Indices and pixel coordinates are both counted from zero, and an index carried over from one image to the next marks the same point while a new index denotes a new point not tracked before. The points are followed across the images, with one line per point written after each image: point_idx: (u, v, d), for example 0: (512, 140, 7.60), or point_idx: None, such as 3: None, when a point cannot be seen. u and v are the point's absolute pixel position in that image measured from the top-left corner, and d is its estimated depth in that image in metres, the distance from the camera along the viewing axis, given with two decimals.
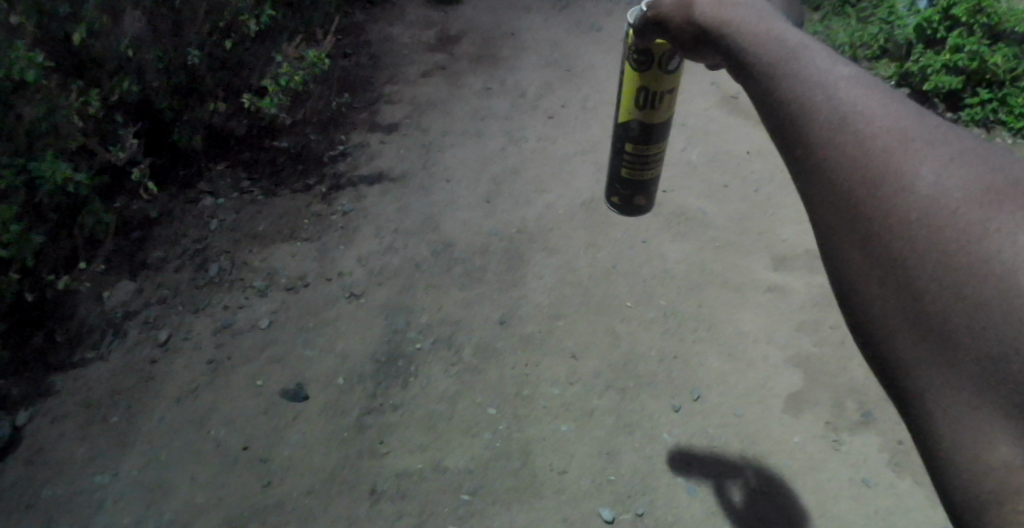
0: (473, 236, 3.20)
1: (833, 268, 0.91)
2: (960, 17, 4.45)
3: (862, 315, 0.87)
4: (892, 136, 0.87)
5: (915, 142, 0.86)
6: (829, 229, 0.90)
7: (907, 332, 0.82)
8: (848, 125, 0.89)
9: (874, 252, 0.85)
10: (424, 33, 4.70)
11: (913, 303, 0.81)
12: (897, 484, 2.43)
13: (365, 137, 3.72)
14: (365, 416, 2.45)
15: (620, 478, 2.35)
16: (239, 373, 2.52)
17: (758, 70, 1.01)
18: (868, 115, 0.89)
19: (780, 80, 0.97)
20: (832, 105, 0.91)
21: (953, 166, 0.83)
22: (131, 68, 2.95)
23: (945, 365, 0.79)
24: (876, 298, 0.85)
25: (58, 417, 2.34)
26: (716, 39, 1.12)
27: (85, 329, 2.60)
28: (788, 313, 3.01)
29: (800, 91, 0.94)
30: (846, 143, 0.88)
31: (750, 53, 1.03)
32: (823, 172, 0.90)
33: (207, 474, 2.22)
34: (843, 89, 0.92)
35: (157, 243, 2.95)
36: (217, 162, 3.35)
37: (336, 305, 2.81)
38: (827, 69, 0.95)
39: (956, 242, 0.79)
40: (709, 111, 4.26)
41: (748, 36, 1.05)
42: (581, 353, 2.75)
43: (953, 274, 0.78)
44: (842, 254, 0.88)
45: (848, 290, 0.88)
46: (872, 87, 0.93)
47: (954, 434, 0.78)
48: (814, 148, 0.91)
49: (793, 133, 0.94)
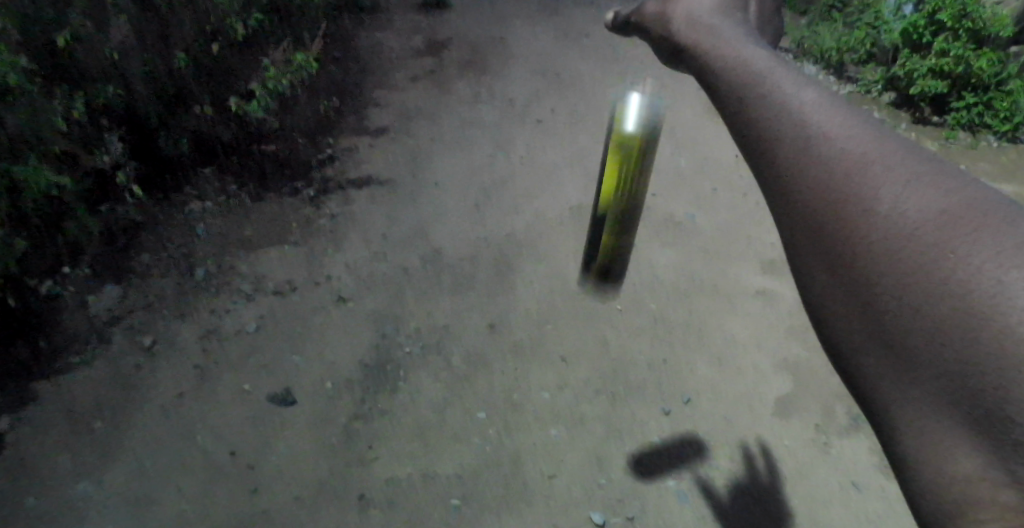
0: (462, 242, 3.20)
1: (803, 298, 0.76)
2: (946, 22, 4.45)
3: (839, 355, 0.72)
4: (855, 151, 0.73)
5: (879, 158, 0.72)
6: (796, 250, 0.76)
7: (883, 371, 0.68)
8: (808, 142, 0.75)
9: (844, 280, 0.70)
10: (413, 39, 4.69)
11: (884, 334, 0.67)
12: (888, 487, 2.44)
13: (353, 141, 3.71)
14: (354, 423, 2.43)
15: (611, 484, 2.35)
16: (226, 380, 2.49)
17: (717, 82, 0.88)
18: (830, 130, 0.75)
19: (733, 96, 0.84)
20: (790, 117, 0.77)
21: (918, 184, 0.69)
22: (115, 74, 2.92)
23: (924, 403, 0.64)
24: (846, 335, 0.70)
25: (40, 427, 2.30)
26: (687, 58, 0.98)
27: (69, 336, 2.56)
28: (776, 319, 3.03)
29: (758, 105, 0.80)
30: (808, 161, 0.74)
31: (709, 64, 0.91)
32: (785, 193, 0.75)
33: (193, 483, 2.19)
34: (802, 102, 0.78)
35: (142, 249, 2.92)
36: (203, 168, 3.34)
37: (324, 312, 2.79)
38: (786, 82, 0.81)
39: (923, 268, 0.65)
40: (697, 119, 4.29)
41: (710, 53, 0.91)
42: (569, 358, 2.74)
43: (921, 301, 0.64)
44: (807, 278, 0.74)
45: (823, 326, 0.73)
46: (836, 100, 0.78)
47: (939, 480, 0.63)
48: (775, 164, 0.77)
49: (754, 149, 0.80)
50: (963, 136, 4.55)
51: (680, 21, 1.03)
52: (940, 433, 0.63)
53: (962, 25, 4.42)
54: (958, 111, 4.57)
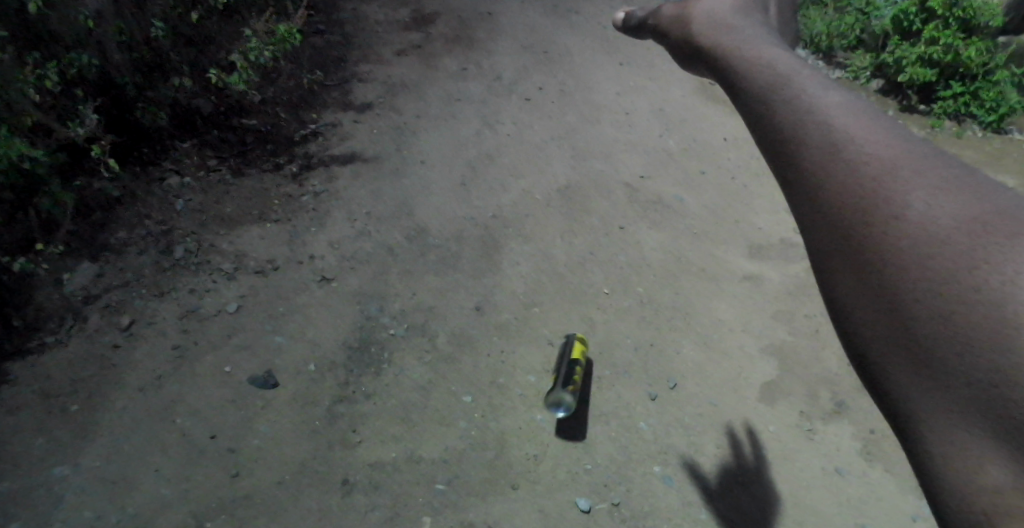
0: (448, 221, 3.14)
1: (822, 288, 0.87)
2: (936, 10, 4.47)
3: (853, 334, 0.82)
4: (881, 156, 0.86)
5: (905, 171, 0.85)
6: (818, 240, 0.87)
7: (895, 355, 0.77)
8: (840, 150, 0.88)
9: (864, 272, 0.81)
10: (398, 12, 4.58)
11: (899, 316, 0.77)
12: (869, 473, 2.50)
13: (336, 116, 3.62)
14: (337, 405, 2.39)
15: (597, 468, 2.34)
16: (206, 360, 2.44)
17: (751, 96, 1.01)
18: (861, 143, 0.88)
19: (774, 107, 0.97)
20: (823, 130, 0.91)
21: (941, 194, 0.82)
22: (91, 41, 2.81)
23: (936, 387, 0.73)
24: (864, 315, 0.80)
25: (14, 408, 2.23)
26: (713, 64, 1.13)
27: (44, 315, 2.48)
28: (761, 304, 3.03)
29: (793, 114, 0.94)
30: (839, 169, 0.87)
31: (744, 80, 1.04)
32: (816, 193, 0.87)
33: (172, 466, 2.15)
34: (834, 115, 0.92)
35: (119, 225, 2.82)
36: (183, 142, 3.21)
37: (307, 291, 2.74)
38: (820, 95, 0.95)
39: (943, 266, 0.75)
40: (686, 99, 4.25)
41: (743, 64, 1.06)
42: (556, 340, 2.73)
43: (936, 293, 0.75)
44: (831, 273, 0.85)
45: (839, 310, 0.83)
46: (863, 115, 0.92)
47: (947, 454, 0.72)
48: (807, 169, 0.89)
49: (791, 164, 0.92)
50: (948, 125, 4.59)
51: (705, 28, 1.18)
52: (951, 419, 0.71)
53: (951, 13, 4.44)
54: (945, 99, 4.60)
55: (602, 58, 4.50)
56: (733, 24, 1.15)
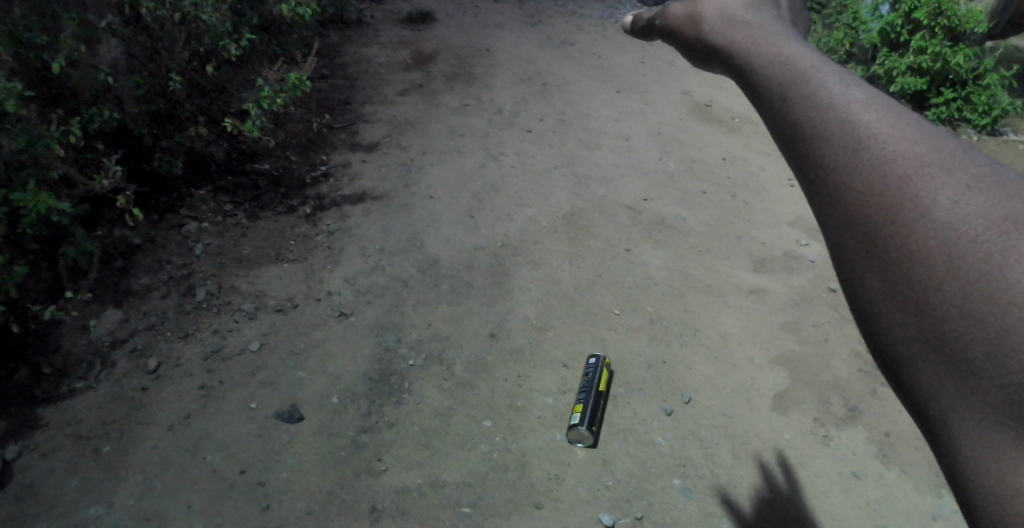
0: (457, 252, 3.23)
1: (854, 307, 0.74)
2: (922, 21, 4.59)
3: (886, 358, 0.70)
4: (909, 157, 0.72)
5: (933, 164, 0.71)
6: (840, 246, 0.74)
7: (937, 380, 0.65)
8: (859, 147, 0.74)
9: (893, 285, 0.68)
10: (399, 53, 4.74)
11: (935, 336, 0.65)
12: (886, 475, 2.54)
13: (346, 157, 3.73)
14: (361, 435, 2.45)
15: (617, 483, 2.38)
16: (232, 397, 2.51)
17: (761, 88, 0.86)
18: (883, 136, 0.74)
19: (785, 97, 0.82)
20: (843, 124, 0.76)
21: (978, 191, 0.68)
22: (108, 96, 2.95)
23: (982, 417, 0.62)
24: (894, 332, 0.68)
25: (48, 451, 2.30)
26: (729, 60, 0.96)
27: (72, 361, 2.55)
28: (769, 315, 3.10)
29: (805, 106, 0.80)
30: (863, 167, 0.73)
31: (756, 72, 0.88)
32: (835, 198, 0.74)
33: (204, 499, 2.20)
34: (854, 107, 0.77)
35: (141, 271, 2.92)
36: (198, 189, 3.35)
37: (326, 325, 2.81)
38: (839, 87, 0.80)
39: (983, 276, 0.63)
40: (682, 121, 4.36)
41: (754, 56, 0.90)
42: (570, 362, 2.79)
43: (981, 309, 0.62)
44: (862, 290, 0.71)
45: (873, 328, 0.71)
46: (890, 106, 0.78)
47: (996, 488, 0.62)
48: (822, 166, 0.76)
49: (804, 164, 0.78)
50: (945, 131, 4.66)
51: (714, 18, 1.03)
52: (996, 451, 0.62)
53: (937, 22, 4.54)
54: (938, 106, 4.75)
55: (599, 86, 4.63)
56: (744, 15, 0.99)
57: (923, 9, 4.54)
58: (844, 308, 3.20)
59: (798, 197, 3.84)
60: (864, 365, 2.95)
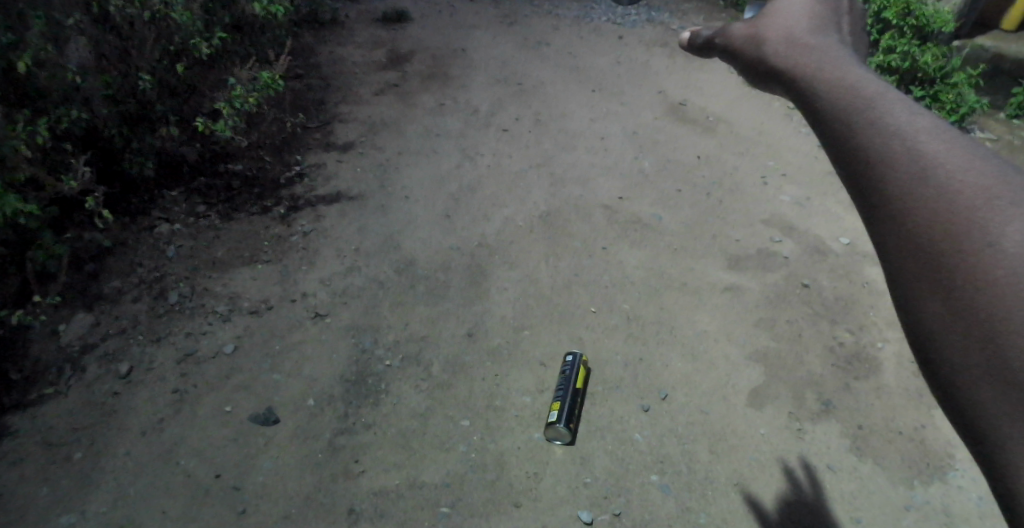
0: (434, 253, 3.21)
1: (904, 314, 0.84)
2: (891, 21, 4.84)
3: (943, 376, 0.79)
4: (975, 190, 0.82)
5: (1002, 197, 0.81)
6: (903, 270, 0.84)
7: (990, 389, 0.74)
8: (926, 175, 0.86)
9: (941, 284, 0.80)
10: (374, 53, 4.72)
11: (997, 356, 0.74)
12: (859, 467, 2.59)
13: (321, 157, 3.70)
14: (338, 438, 2.43)
15: (595, 481, 2.40)
16: (207, 401, 2.48)
17: (828, 114, 0.99)
18: (949, 167, 0.85)
19: (854, 125, 0.94)
20: (911, 152, 0.88)
21: None
22: (77, 96, 2.89)
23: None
24: (954, 353, 0.78)
25: (16, 460, 2.26)
26: (796, 87, 1.10)
27: (41, 367, 2.51)
28: (742, 311, 3.14)
29: (872, 135, 0.92)
30: (926, 195, 0.84)
31: (824, 99, 1.01)
32: (900, 221, 0.85)
33: (179, 506, 2.18)
34: (921, 137, 0.89)
35: (111, 274, 2.88)
36: (169, 190, 3.31)
37: (301, 328, 2.79)
38: (904, 116, 0.93)
39: None
40: (658, 121, 4.39)
41: (824, 86, 1.03)
42: (548, 361, 2.79)
43: None
44: (916, 301, 0.82)
45: (926, 344, 0.81)
46: (953, 137, 0.89)
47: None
48: (889, 193, 0.87)
49: (869, 189, 0.90)
50: None
51: (780, 46, 1.17)
52: None
53: (905, 23, 4.79)
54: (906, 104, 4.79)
55: (574, 86, 4.65)
56: (809, 41, 1.13)
57: (891, 9, 4.82)
58: (817, 304, 3.24)
59: (771, 195, 3.89)
60: (837, 360, 2.98)
